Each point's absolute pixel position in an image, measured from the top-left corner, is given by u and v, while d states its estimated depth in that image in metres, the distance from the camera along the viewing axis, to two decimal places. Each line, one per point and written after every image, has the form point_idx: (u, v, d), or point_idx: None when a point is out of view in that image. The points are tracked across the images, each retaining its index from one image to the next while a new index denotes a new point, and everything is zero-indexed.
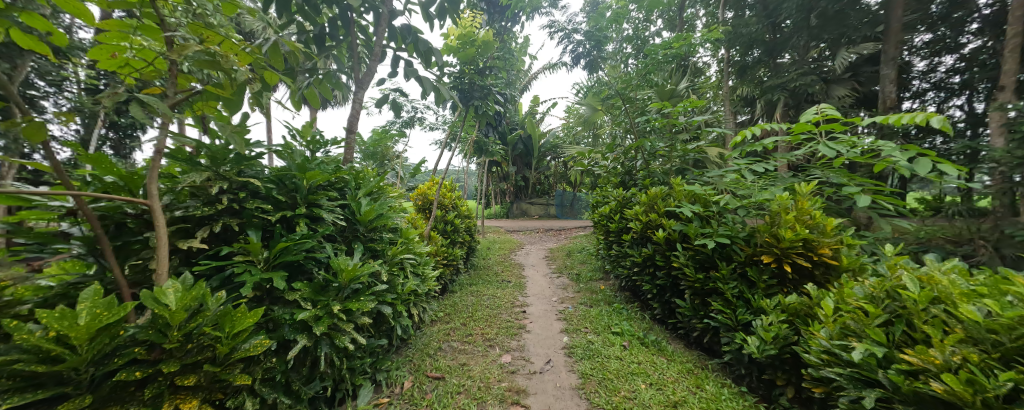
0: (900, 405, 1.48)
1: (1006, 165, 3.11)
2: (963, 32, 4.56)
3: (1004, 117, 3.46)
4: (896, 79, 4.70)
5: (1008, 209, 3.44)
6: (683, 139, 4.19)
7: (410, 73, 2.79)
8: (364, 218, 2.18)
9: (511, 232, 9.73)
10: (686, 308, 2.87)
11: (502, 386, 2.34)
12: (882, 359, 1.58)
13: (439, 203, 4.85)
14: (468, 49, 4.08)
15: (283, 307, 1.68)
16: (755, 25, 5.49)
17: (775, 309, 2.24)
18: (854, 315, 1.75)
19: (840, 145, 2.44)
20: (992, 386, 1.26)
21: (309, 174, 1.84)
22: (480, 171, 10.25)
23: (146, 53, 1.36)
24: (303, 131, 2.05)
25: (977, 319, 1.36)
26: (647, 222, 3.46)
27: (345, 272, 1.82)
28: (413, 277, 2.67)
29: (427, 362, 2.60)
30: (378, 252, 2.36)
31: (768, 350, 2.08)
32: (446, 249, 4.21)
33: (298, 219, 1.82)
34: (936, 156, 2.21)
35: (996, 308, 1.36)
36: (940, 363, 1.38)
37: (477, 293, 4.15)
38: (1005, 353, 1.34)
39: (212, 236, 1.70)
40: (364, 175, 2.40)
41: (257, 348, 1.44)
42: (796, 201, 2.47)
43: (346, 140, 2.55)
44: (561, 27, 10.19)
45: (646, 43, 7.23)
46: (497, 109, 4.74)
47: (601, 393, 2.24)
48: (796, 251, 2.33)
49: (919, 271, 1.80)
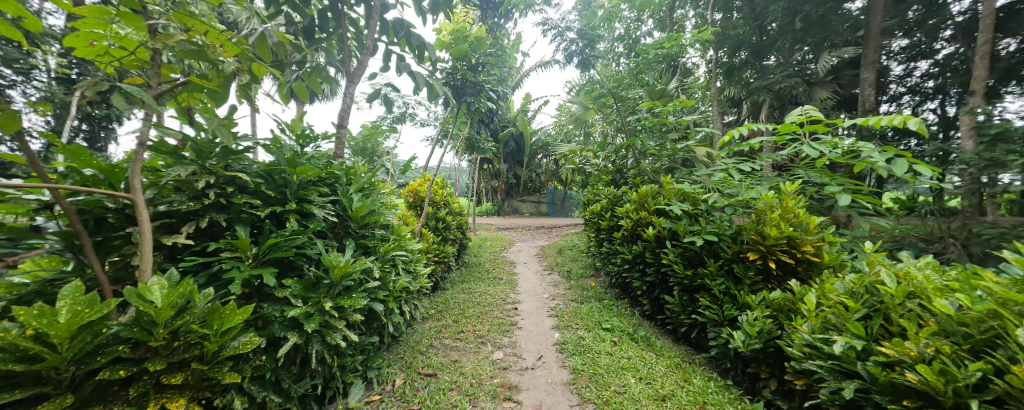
0: (877, 396, 1.54)
1: (976, 166, 3.27)
2: (937, 39, 4.80)
3: (974, 121, 3.64)
4: (875, 82, 4.87)
5: (975, 208, 3.61)
6: (673, 138, 4.23)
7: (402, 68, 2.77)
8: (356, 214, 2.15)
9: (501, 229, 9.76)
10: (676, 304, 2.92)
11: (495, 382, 2.34)
12: (860, 352, 1.65)
13: (430, 200, 4.81)
14: (459, 46, 4.02)
15: (273, 304, 1.64)
16: (743, 27, 5.70)
17: (760, 305, 2.31)
18: (834, 310, 1.83)
19: (823, 146, 2.52)
20: (962, 376, 1.33)
21: (299, 169, 1.81)
22: (471, 169, 10.20)
23: (125, 42, 1.32)
24: (292, 124, 2.01)
25: (949, 313, 1.42)
26: (638, 219, 3.51)
27: (337, 269, 1.78)
28: (405, 275, 2.64)
29: (419, 359, 2.59)
30: (370, 249, 2.32)
31: (753, 344, 2.15)
32: (437, 247, 4.20)
33: (288, 215, 1.78)
34: (912, 157, 2.29)
35: (967, 301, 1.41)
36: (914, 355, 1.45)
37: (468, 290, 4.15)
38: (974, 345, 1.40)
39: (198, 232, 1.65)
40: (356, 171, 2.35)
41: (246, 346, 1.40)
42: (781, 200, 2.53)
43: (336, 134, 2.50)
44: (554, 25, 10.19)
45: (637, 42, 7.30)
46: (489, 105, 4.72)
47: (592, 388, 2.27)
48: (780, 248, 2.40)
49: (897, 267, 1.87)
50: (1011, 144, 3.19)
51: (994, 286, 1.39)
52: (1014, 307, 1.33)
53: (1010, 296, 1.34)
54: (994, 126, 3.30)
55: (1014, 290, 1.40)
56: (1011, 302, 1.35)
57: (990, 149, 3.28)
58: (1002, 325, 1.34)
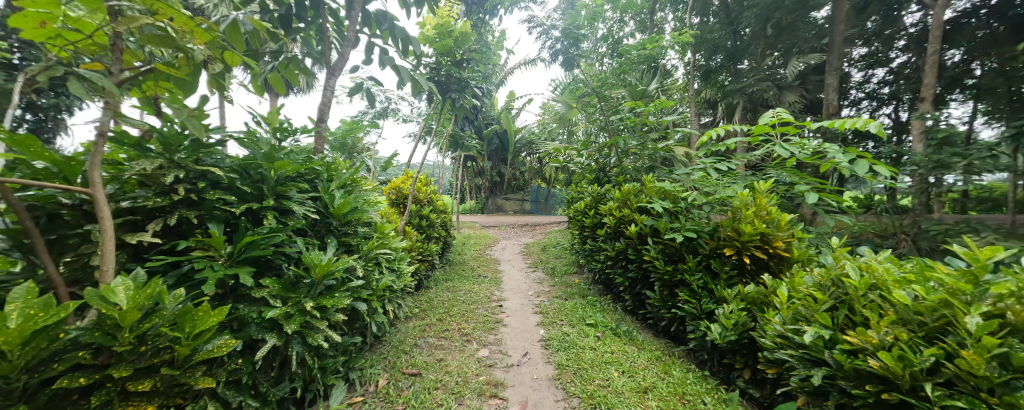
0: (842, 381, 1.64)
1: (925, 167, 3.54)
2: (893, 48, 5.12)
3: (924, 126, 3.93)
4: (838, 88, 5.16)
5: (924, 206, 3.91)
6: (654, 138, 4.33)
7: (385, 62, 2.70)
8: (338, 212, 2.07)
9: (485, 226, 9.74)
10: (656, 299, 2.99)
11: (480, 379, 2.33)
12: (828, 341, 1.75)
13: (413, 198, 4.74)
14: (443, 41, 3.98)
15: (249, 305, 1.55)
16: (719, 32, 5.90)
17: (735, 298, 2.40)
18: (804, 302, 1.92)
19: (793, 147, 2.63)
20: (918, 361, 1.42)
21: (278, 164, 1.72)
22: (455, 166, 10.11)
23: (82, 24, 1.22)
24: (269, 117, 1.91)
25: (907, 303, 1.51)
26: (620, 217, 3.57)
27: (319, 268, 1.71)
28: (388, 273, 2.59)
29: (403, 358, 2.55)
30: (353, 247, 2.26)
31: (729, 336, 2.23)
32: (421, 245, 4.14)
33: (266, 212, 1.69)
34: (873, 158, 2.42)
35: (923, 292, 1.50)
36: (876, 342, 1.54)
37: (453, 288, 4.12)
38: (929, 332, 1.50)
39: (166, 230, 1.55)
40: (337, 166, 2.27)
41: (222, 349, 1.33)
42: (754, 198, 2.64)
43: (315, 128, 2.41)
44: (539, 23, 10.23)
45: (619, 43, 7.43)
46: (474, 102, 4.69)
47: (576, 382, 2.30)
48: (754, 244, 2.50)
49: (860, 261, 1.98)
50: (955, 147, 3.47)
51: (945, 276, 1.49)
52: (963, 297, 1.43)
53: (959, 286, 1.44)
54: (940, 131, 3.58)
55: (964, 281, 1.49)
56: (961, 291, 1.45)
57: (938, 152, 3.55)
58: (953, 314, 1.44)
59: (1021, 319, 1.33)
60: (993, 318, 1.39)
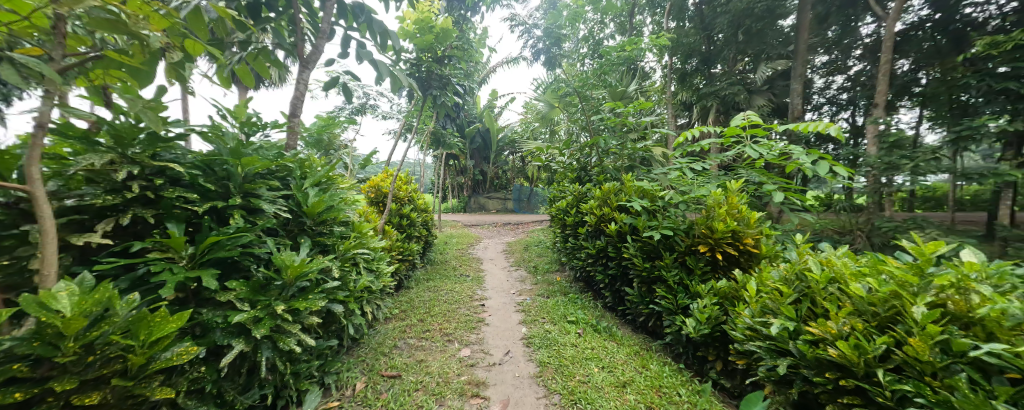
0: (806, 370, 1.71)
1: (878, 168, 3.80)
2: (850, 57, 5.48)
3: (878, 130, 4.19)
4: (803, 93, 5.43)
5: (877, 205, 4.19)
6: (633, 138, 4.41)
7: (362, 56, 2.61)
8: (312, 210, 1.98)
9: (467, 225, 9.70)
10: (635, 295, 3.05)
11: (462, 379, 2.30)
12: (792, 332, 1.82)
13: (393, 197, 4.63)
14: (424, 37, 3.90)
15: (214, 310, 1.45)
16: (694, 36, 6.05)
17: (709, 293, 2.47)
18: (771, 296, 2.00)
19: (761, 148, 2.73)
20: (871, 348, 1.49)
21: (245, 160, 1.61)
22: (436, 165, 9.99)
23: (18, 4, 1.10)
24: (236, 111, 1.79)
25: (861, 295, 1.59)
26: (601, 215, 3.61)
27: (291, 269, 1.63)
28: (366, 274, 2.52)
29: (382, 360, 2.49)
30: (328, 247, 2.18)
31: (703, 330, 2.30)
32: (401, 244, 4.07)
33: (232, 211, 1.59)
34: (833, 160, 2.54)
35: (875, 284, 1.58)
36: (834, 332, 1.61)
37: (434, 288, 4.06)
38: (881, 322, 1.57)
39: (119, 230, 1.43)
40: (311, 163, 2.17)
41: (182, 357, 1.24)
42: (727, 196, 2.72)
43: (288, 124, 2.29)
44: (521, 21, 10.24)
45: (599, 45, 7.55)
46: (455, 100, 4.63)
47: (557, 379, 2.31)
48: (726, 241, 2.58)
49: (821, 256, 2.08)
50: (904, 150, 3.74)
51: (895, 269, 1.57)
52: (911, 288, 1.50)
53: (906, 278, 1.51)
54: (891, 135, 3.83)
55: (910, 274, 1.55)
56: (909, 283, 1.52)
57: (888, 154, 3.81)
58: (902, 304, 1.51)
59: (960, 309, 1.39)
60: (936, 308, 1.45)
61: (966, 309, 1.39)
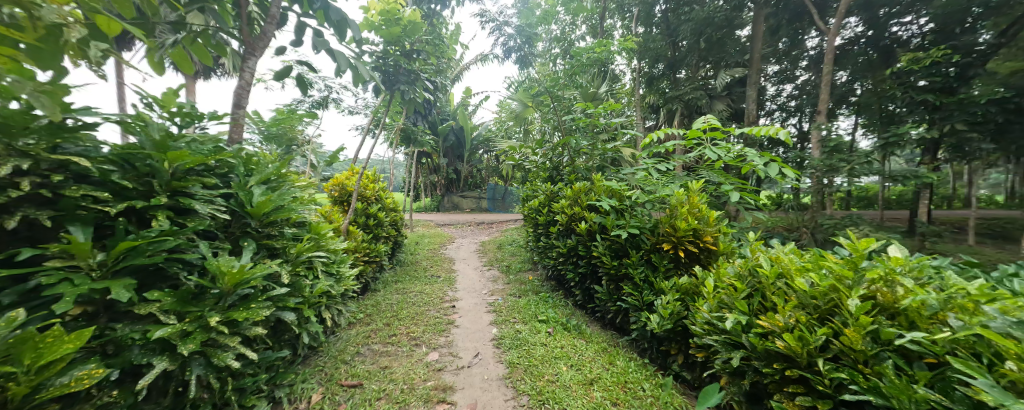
0: (756, 362, 1.77)
1: (821, 170, 4.09)
2: (797, 67, 6.01)
3: (822, 135, 4.50)
4: (758, 98, 5.75)
5: (821, 203, 4.51)
6: (604, 139, 4.47)
7: (319, 45, 2.44)
8: (257, 211, 1.81)
9: (440, 225, 9.53)
10: (603, 293, 3.09)
11: (429, 385, 2.21)
12: (745, 325, 1.89)
13: (358, 195, 4.41)
14: (390, 29, 3.73)
15: (130, 324, 1.28)
16: (661, 42, 6.14)
17: (672, 290, 2.53)
18: (727, 291, 2.07)
19: (720, 150, 2.82)
20: (813, 339, 1.55)
21: (171, 154, 1.43)
22: (407, 163, 9.71)
23: None
24: (165, 99, 1.60)
25: (804, 289, 1.66)
26: (572, 215, 3.61)
27: (228, 277, 1.47)
28: (324, 278, 2.36)
29: (341, 369, 2.34)
30: (277, 250, 2.01)
31: (665, 325, 2.34)
32: (367, 245, 3.89)
33: (155, 212, 1.41)
34: (783, 162, 2.66)
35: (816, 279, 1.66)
36: (781, 325, 1.68)
37: (403, 290, 3.92)
38: (822, 314, 1.64)
39: (8, 235, 1.23)
40: (258, 159, 1.99)
41: (83, 381, 1.08)
42: (689, 196, 2.79)
43: (230, 115, 2.09)
44: (492, 18, 10.14)
45: (571, 45, 7.62)
46: (426, 96, 4.49)
47: (526, 380, 2.27)
48: (688, 239, 2.65)
49: (771, 253, 2.17)
50: (843, 154, 4.01)
51: (833, 264, 1.65)
52: (847, 282, 1.59)
53: (842, 272, 1.60)
54: (831, 140, 4.12)
55: (846, 268, 1.65)
56: (845, 277, 1.61)
57: (830, 157, 4.09)
58: (839, 297, 1.59)
59: (887, 300, 1.47)
60: (868, 300, 1.53)
61: (892, 300, 1.47)
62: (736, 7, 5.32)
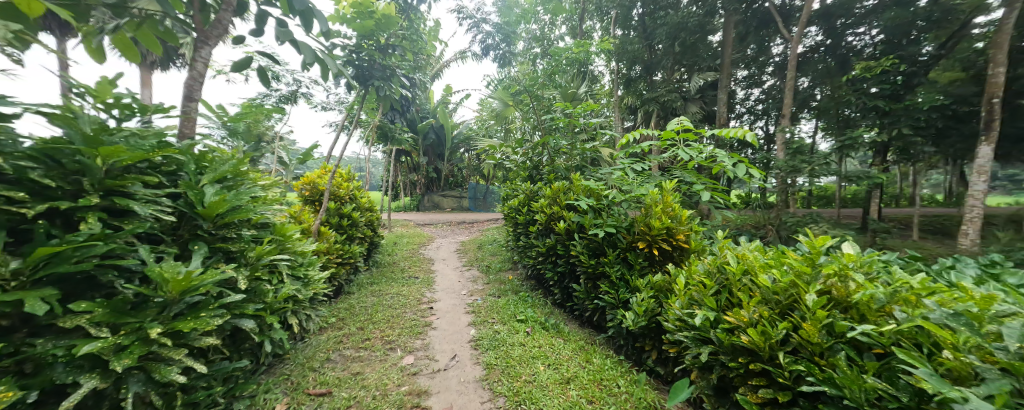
0: (724, 356, 1.82)
1: (786, 171, 4.29)
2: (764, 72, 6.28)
3: (786, 137, 4.72)
4: (728, 101, 5.97)
5: (785, 202, 4.74)
6: (583, 138, 4.51)
7: (283, 36, 2.31)
8: (209, 212, 1.69)
9: (420, 224, 9.35)
10: (581, 291, 3.11)
11: (402, 390, 2.15)
12: (714, 321, 1.94)
13: (331, 195, 4.24)
14: (362, 22, 3.57)
15: (54, 339, 1.16)
16: (639, 44, 6.28)
17: (646, 287, 2.57)
18: (697, 288, 2.13)
19: (692, 151, 2.89)
20: (774, 334, 1.61)
21: (105, 150, 1.31)
22: (385, 161, 9.47)
23: None
24: (100, 89, 1.46)
25: (767, 285, 1.73)
26: (551, 214, 3.61)
27: (172, 284, 1.36)
28: (290, 282, 2.25)
29: (309, 377, 2.24)
30: (235, 254, 1.89)
31: (640, 323, 2.38)
32: (340, 247, 3.75)
33: (86, 214, 1.28)
34: (751, 162, 2.75)
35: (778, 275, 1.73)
36: (746, 320, 1.73)
37: (378, 292, 3.80)
38: (783, 309, 1.71)
39: None
40: (212, 157, 1.86)
41: None
42: (663, 195, 2.85)
43: (181, 109, 1.95)
44: (469, 15, 10.05)
45: (550, 45, 7.65)
46: (403, 93, 4.38)
47: (503, 381, 2.24)
48: (662, 237, 2.70)
49: (738, 250, 2.24)
50: (804, 155, 4.22)
51: (793, 261, 1.72)
52: (805, 277, 1.66)
53: (801, 268, 1.67)
54: (794, 142, 4.33)
55: (805, 264, 1.73)
56: (803, 273, 1.68)
57: (793, 158, 4.29)
58: (798, 292, 1.66)
59: (841, 294, 1.54)
60: (824, 294, 1.60)
61: (846, 294, 1.54)
62: (708, 13, 5.49)
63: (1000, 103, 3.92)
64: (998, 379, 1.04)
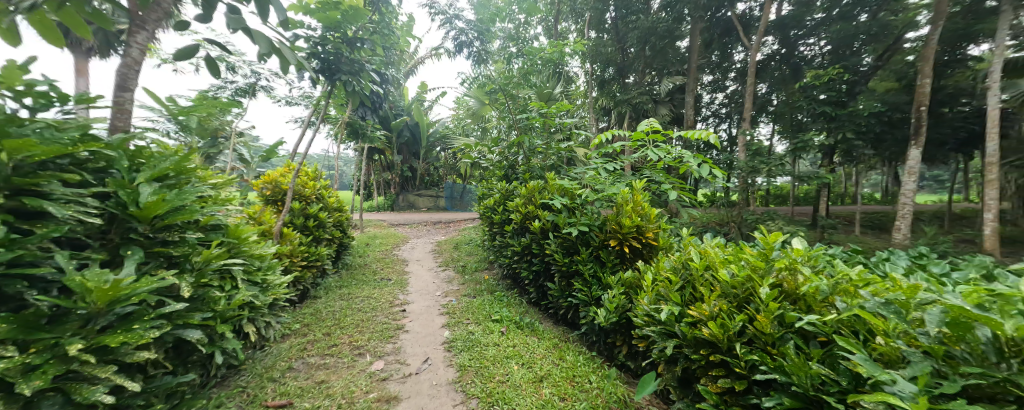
0: (687, 350, 1.88)
1: (746, 171, 4.54)
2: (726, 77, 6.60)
3: (746, 139, 4.99)
4: (694, 105, 6.22)
5: (746, 201, 5.01)
6: (559, 138, 4.55)
7: None
8: (145, 213, 1.54)
9: (394, 224, 9.11)
10: (555, 289, 3.13)
11: (370, 397, 2.06)
12: (678, 316, 2.00)
13: (296, 195, 4.03)
14: (327, 13, 3.40)
15: None
16: (611, 47, 6.42)
17: (617, 284, 2.62)
18: (663, 284, 2.19)
19: (661, 151, 2.98)
20: (732, 326, 1.69)
21: (11, 144, 1.16)
22: (357, 159, 9.14)
23: None
24: (6, 75, 1.30)
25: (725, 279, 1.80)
26: (526, 213, 3.60)
27: (97, 294, 1.23)
28: (246, 288, 2.10)
29: (268, 388, 2.11)
30: (179, 260, 1.75)
31: (611, 319, 2.41)
32: (306, 249, 3.57)
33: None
34: (714, 163, 2.87)
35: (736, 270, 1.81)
36: (707, 313, 1.80)
37: (348, 296, 3.66)
38: (741, 302, 1.79)
39: None
40: (150, 153, 1.71)
41: None
42: (633, 195, 2.91)
43: (113, 101, 1.78)
44: (442, 10, 9.89)
45: (525, 44, 7.66)
46: (373, 89, 4.23)
47: (476, 382, 2.21)
48: (633, 235, 2.76)
49: (702, 247, 2.33)
50: (763, 156, 4.47)
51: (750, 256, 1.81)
52: (760, 272, 1.75)
53: (756, 263, 1.75)
54: (754, 144, 4.58)
55: (760, 259, 1.82)
56: (758, 268, 1.77)
57: (753, 159, 4.54)
58: (754, 286, 1.74)
59: (791, 286, 1.64)
60: (776, 287, 1.69)
61: (795, 287, 1.64)
62: (676, 19, 5.69)
63: (927, 110, 4.33)
64: (920, 361, 1.12)
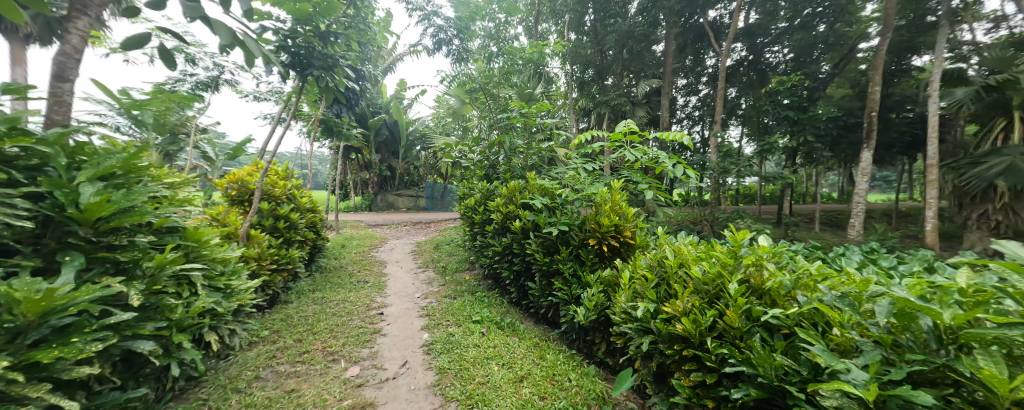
0: (662, 345, 1.93)
1: (717, 171, 4.73)
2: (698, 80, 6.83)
3: (717, 141, 5.19)
4: (668, 107, 6.41)
5: (717, 200, 5.21)
6: (539, 138, 4.57)
7: None
8: (88, 215, 1.43)
9: (372, 225, 8.87)
10: (536, 289, 3.13)
11: (345, 404, 2.00)
12: (654, 312, 2.05)
13: (266, 195, 3.85)
14: (297, 6, 3.20)
15: None
16: (590, 49, 6.51)
17: (596, 283, 2.65)
18: (639, 282, 2.24)
19: (638, 152, 3.04)
20: (704, 321, 1.75)
21: None
22: (333, 158, 8.85)
23: None
24: None
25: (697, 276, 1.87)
26: (506, 213, 3.59)
27: (26, 305, 1.13)
28: (208, 294, 1.99)
29: (233, 399, 2.00)
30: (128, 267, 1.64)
31: (590, 317, 2.44)
32: (277, 252, 3.42)
33: None
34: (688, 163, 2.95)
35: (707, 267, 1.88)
36: (680, 309, 1.85)
37: (322, 299, 3.53)
38: (712, 298, 1.86)
39: None
40: (96, 151, 1.59)
41: None
42: (611, 194, 2.96)
43: (50, 94, 1.64)
44: (421, 7, 9.72)
45: (506, 43, 7.64)
46: (349, 85, 4.10)
47: (455, 384, 2.19)
48: (611, 234, 2.81)
49: (676, 245, 2.40)
50: (732, 158, 4.67)
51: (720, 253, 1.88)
52: (730, 268, 1.82)
53: (727, 260, 1.82)
54: (724, 146, 4.77)
55: (729, 256, 1.90)
56: (728, 264, 1.85)
57: (723, 160, 4.73)
58: (724, 282, 1.81)
59: (757, 282, 1.72)
60: (744, 283, 1.77)
61: (761, 282, 1.72)
62: (651, 24, 5.85)
63: (877, 116, 4.65)
64: (871, 350, 1.20)
